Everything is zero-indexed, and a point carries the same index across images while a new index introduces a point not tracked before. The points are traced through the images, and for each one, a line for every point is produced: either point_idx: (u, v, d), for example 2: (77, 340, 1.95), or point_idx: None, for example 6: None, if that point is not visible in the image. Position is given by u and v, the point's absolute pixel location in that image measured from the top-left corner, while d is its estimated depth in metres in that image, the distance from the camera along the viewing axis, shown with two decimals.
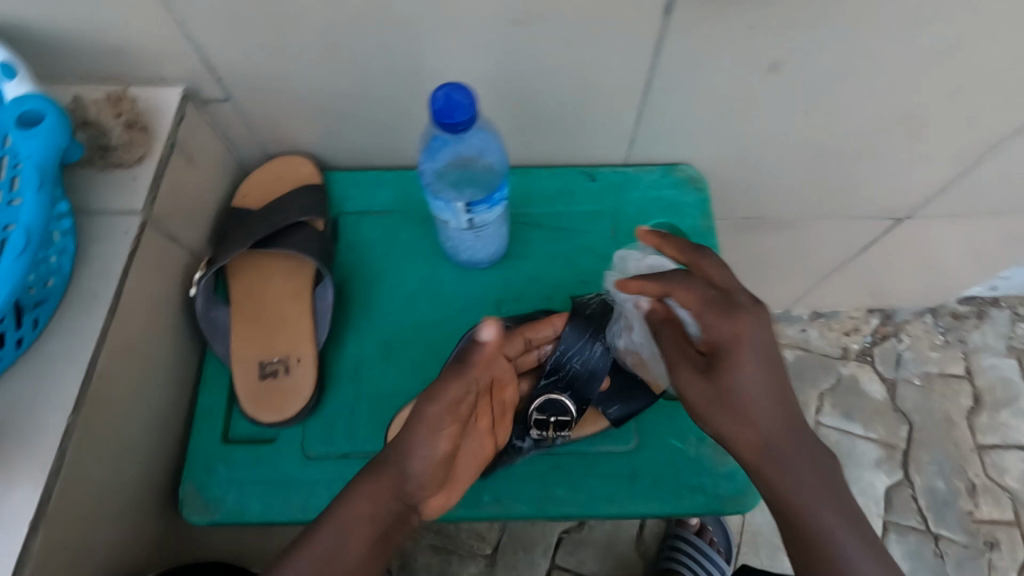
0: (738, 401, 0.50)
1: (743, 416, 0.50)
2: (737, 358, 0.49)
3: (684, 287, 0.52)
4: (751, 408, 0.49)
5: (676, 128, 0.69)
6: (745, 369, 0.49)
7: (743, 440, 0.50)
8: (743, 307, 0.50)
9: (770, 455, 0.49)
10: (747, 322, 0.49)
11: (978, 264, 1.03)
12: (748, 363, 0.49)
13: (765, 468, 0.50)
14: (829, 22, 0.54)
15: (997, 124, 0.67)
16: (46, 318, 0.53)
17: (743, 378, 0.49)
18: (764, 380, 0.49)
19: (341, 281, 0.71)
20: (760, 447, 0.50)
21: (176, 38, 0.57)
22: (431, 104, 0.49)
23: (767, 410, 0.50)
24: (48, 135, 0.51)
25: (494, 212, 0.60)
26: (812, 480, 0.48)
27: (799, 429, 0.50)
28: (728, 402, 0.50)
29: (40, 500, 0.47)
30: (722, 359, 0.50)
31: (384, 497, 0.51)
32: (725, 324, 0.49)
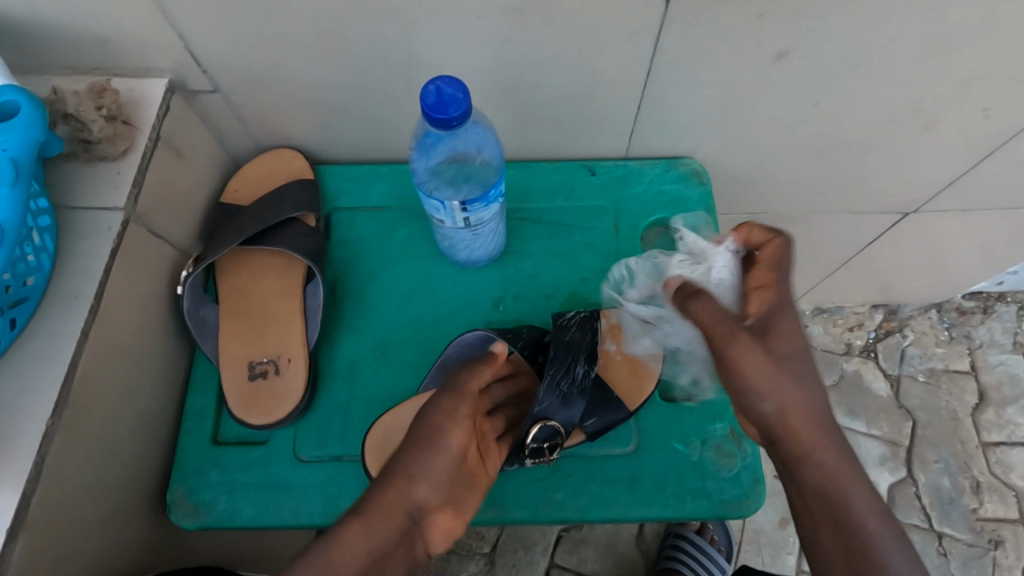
0: (794, 363, 0.50)
1: (793, 385, 0.49)
2: (790, 322, 0.51)
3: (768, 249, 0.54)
4: (798, 376, 0.49)
5: (680, 120, 0.67)
6: (794, 334, 0.51)
7: (792, 405, 0.49)
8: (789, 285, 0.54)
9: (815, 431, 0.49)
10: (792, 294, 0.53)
11: (987, 259, 1.01)
12: (795, 325, 0.51)
13: (809, 442, 0.49)
14: (840, 8, 0.52)
15: (1013, 116, 0.65)
16: (25, 318, 0.51)
17: (791, 341, 0.50)
18: (806, 348, 0.51)
19: (334, 278, 0.69)
20: (804, 416, 0.49)
21: (160, 27, 0.55)
22: (422, 98, 0.47)
23: (808, 380, 0.50)
24: (25, 130, 0.49)
25: (490, 210, 0.57)
26: (836, 454, 0.49)
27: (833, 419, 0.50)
28: (784, 363, 0.49)
29: (17, 509, 0.45)
30: (780, 323, 0.51)
31: (393, 506, 0.48)
32: (783, 290, 0.52)
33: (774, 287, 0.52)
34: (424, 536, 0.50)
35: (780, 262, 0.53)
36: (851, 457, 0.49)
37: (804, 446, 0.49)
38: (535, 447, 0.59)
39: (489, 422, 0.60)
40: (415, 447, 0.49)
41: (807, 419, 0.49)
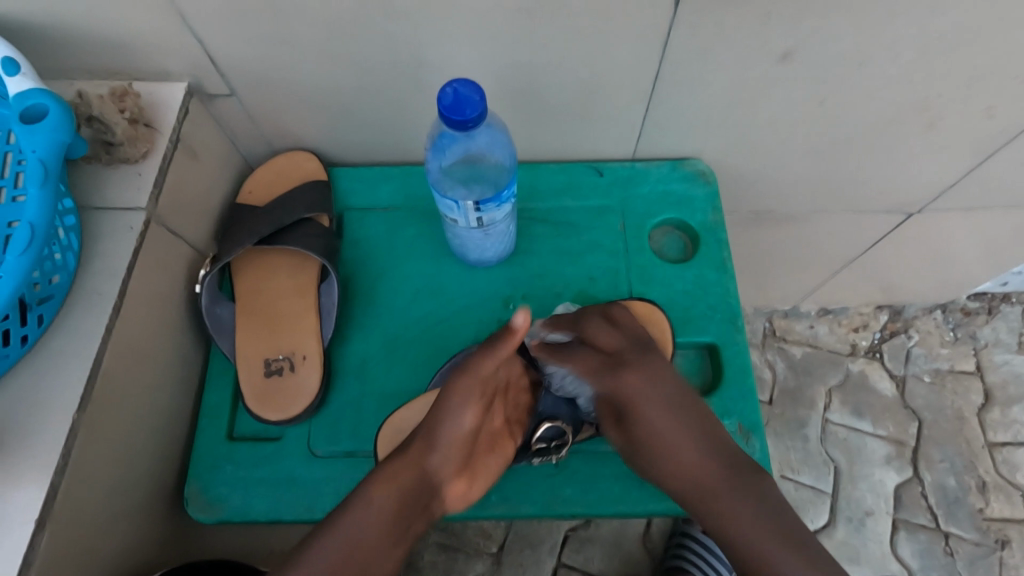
0: (656, 433, 0.56)
1: (669, 456, 0.55)
2: (638, 401, 0.56)
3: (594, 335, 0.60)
4: (671, 445, 0.55)
5: (686, 120, 0.68)
6: (650, 409, 0.56)
7: (682, 467, 0.55)
8: (632, 357, 0.58)
9: (707, 488, 0.53)
10: (635, 371, 0.57)
11: (991, 259, 1.01)
12: (649, 401, 0.56)
13: (708, 498, 0.53)
14: (843, 8, 0.53)
15: (1015, 115, 0.66)
16: (51, 315, 0.52)
17: (647, 416, 0.56)
18: (670, 412, 0.56)
19: (347, 277, 0.70)
20: (698, 475, 0.54)
21: (180, 32, 0.57)
22: (440, 99, 0.48)
23: (684, 439, 0.55)
24: (53, 132, 0.50)
25: (502, 210, 0.59)
26: (747, 504, 0.51)
27: (736, 470, 0.53)
28: (652, 438, 0.56)
29: (44, 500, 0.47)
30: (631, 400, 0.57)
31: (406, 476, 0.51)
32: (616, 377, 0.57)
33: (607, 375, 0.58)
34: (440, 500, 0.54)
35: (603, 347, 0.60)
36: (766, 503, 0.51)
37: (710, 504, 0.53)
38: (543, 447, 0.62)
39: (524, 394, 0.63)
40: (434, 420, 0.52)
41: (704, 480, 0.54)
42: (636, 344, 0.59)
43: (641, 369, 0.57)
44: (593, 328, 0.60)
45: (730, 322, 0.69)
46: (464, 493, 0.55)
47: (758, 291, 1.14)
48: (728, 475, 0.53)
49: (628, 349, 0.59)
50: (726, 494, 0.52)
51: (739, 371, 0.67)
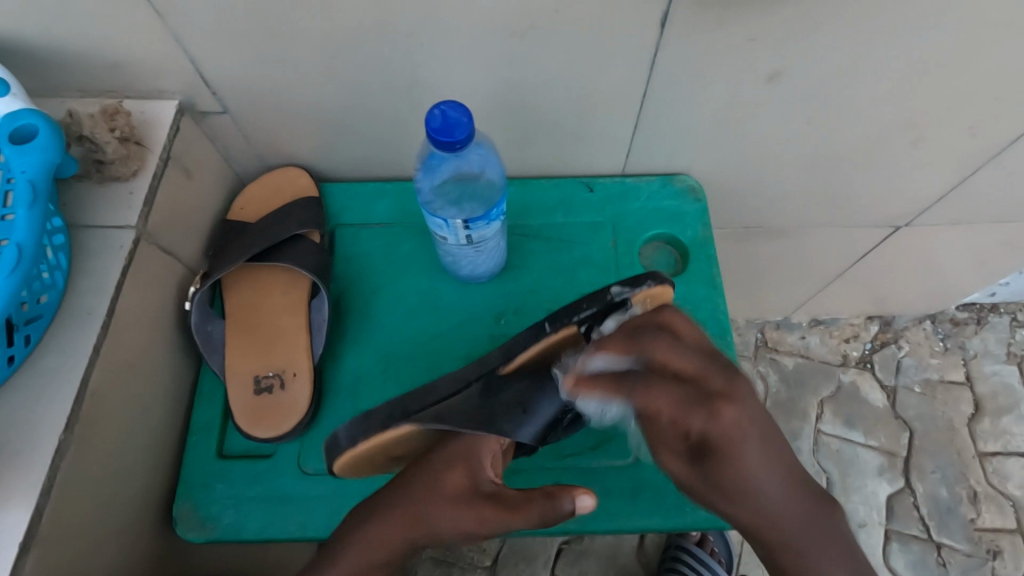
0: (741, 490, 0.47)
1: (754, 503, 0.47)
2: (734, 439, 0.46)
3: (656, 392, 0.48)
4: (762, 488, 0.47)
5: (674, 137, 0.68)
6: (745, 452, 0.47)
7: (756, 520, 0.48)
8: (722, 392, 0.47)
9: (788, 542, 0.47)
10: (729, 405, 0.47)
11: (978, 271, 1.02)
12: (746, 440, 0.47)
13: (790, 553, 0.47)
14: (832, 29, 0.54)
15: (995, 133, 0.67)
16: (38, 334, 0.52)
17: (738, 466, 0.47)
18: (765, 453, 0.47)
19: (338, 293, 0.70)
20: (775, 530, 0.47)
21: (173, 51, 0.57)
22: (427, 121, 0.49)
23: (777, 489, 0.47)
24: (42, 151, 0.50)
25: (491, 228, 0.59)
26: (829, 551, 0.47)
27: (823, 510, 0.48)
28: (731, 495, 0.47)
29: (29, 522, 0.46)
30: (723, 446, 0.47)
31: (392, 540, 0.53)
32: (705, 416, 0.47)
33: (698, 418, 0.47)
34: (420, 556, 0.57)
35: (682, 400, 0.47)
36: (848, 545, 0.48)
37: (790, 553, 0.47)
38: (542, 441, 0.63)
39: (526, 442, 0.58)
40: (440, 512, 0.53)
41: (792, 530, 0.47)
42: (714, 370, 0.48)
43: (744, 410, 0.47)
44: (659, 347, 0.50)
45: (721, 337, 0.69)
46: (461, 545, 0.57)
47: (749, 303, 1.15)
48: (814, 523, 0.48)
49: (707, 375, 0.48)
50: (809, 542, 0.47)
51: None
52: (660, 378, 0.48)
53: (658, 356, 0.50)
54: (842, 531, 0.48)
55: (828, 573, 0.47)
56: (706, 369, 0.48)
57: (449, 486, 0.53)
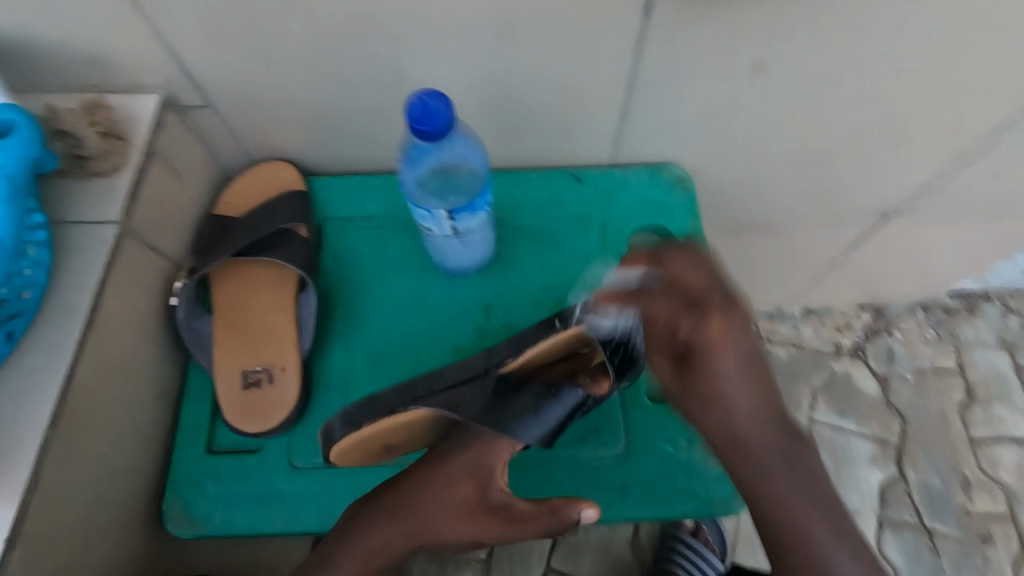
0: (715, 395, 0.52)
1: (726, 407, 0.52)
2: (718, 350, 0.51)
3: (658, 298, 0.52)
4: (731, 398, 0.52)
5: (660, 130, 0.68)
6: (727, 363, 0.51)
7: (727, 420, 0.52)
8: (718, 308, 0.51)
9: (751, 452, 0.52)
10: (721, 319, 0.51)
11: (969, 258, 1.03)
12: (729, 352, 0.51)
13: (755, 460, 0.52)
14: (817, 21, 0.53)
15: (982, 119, 0.67)
16: (20, 331, 0.52)
17: (714, 372, 0.52)
18: (747, 367, 0.52)
19: (326, 288, 0.70)
20: (745, 437, 0.53)
21: (152, 45, 0.56)
22: (408, 112, 0.48)
23: (747, 401, 0.52)
24: (20, 147, 0.50)
25: (477, 219, 0.60)
26: (786, 470, 0.52)
27: (789, 437, 0.53)
28: (705, 395, 0.52)
29: (14, 521, 0.46)
30: (708, 353, 0.51)
31: (398, 542, 0.55)
32: (694, 324, 0.51)
33: (690, 324, 0.51)
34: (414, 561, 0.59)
35: (677, 313, 0.52)
36: (812, 476, 0.53)
37: (751, 463, 0.53)
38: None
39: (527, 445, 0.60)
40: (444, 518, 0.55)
41: (759, 440, 0.52)
42: (717, 288, 0.52)
43: (739, 329, 0.51)
44: (679, 266, 0.53)
45: None
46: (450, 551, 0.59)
47: None
48: (784, 445, 0.53)
49: (709, 288, 0.52)
50: (771, 459, 0.52)
51: None
52: (665, 287, 0.53)
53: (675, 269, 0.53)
54: (805, 456, 0.53)
55: (783, 487, 0.52)
56: (709, 287, 0.52)
57: (458, 496, 0.55)
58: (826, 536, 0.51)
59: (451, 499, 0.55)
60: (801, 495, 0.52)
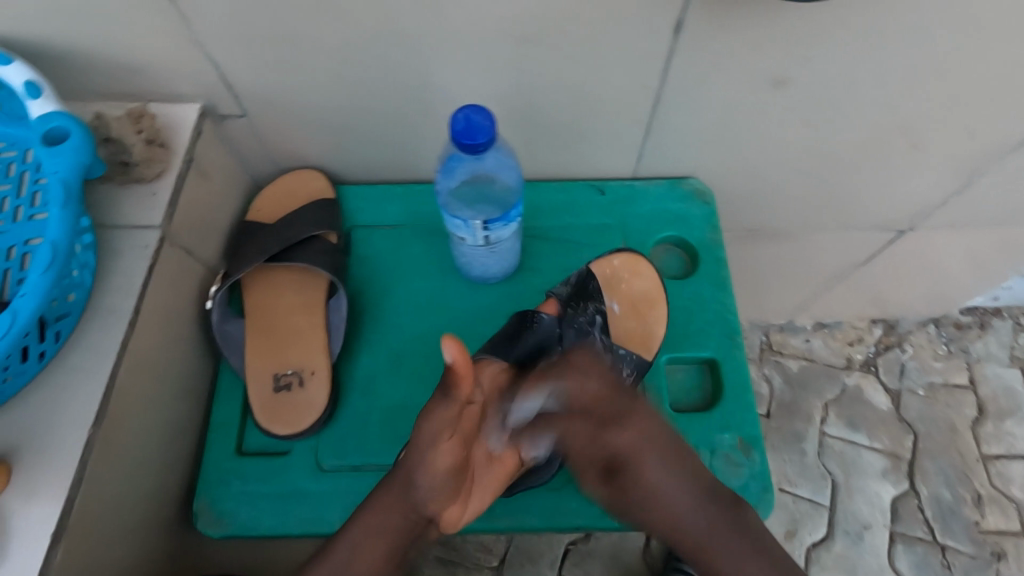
0: (650, 495, 0.56)
1: (665, 504, 0.57)
2: (639, 453, 0.56)
3: (567, 422, 0.55)
4: (664, 492, 0.57)
5: (683, 142, 0.70)
6: (651, 465, 0.56)
7: (677, 525, 0.57)
8: (615, 417, 0.55)
9: (693, 543, 0.58)
10: (631, 426, 0.55)
11: (982, 274, 1.03)
12: (653, 453, 0.56)
13: (699, 549, 0.58)
14: (838, 40, 0.55)
15: (998, 138, 0.68)
16: (68, 331, 0.53)
17: (647, 479, 0.56)
18: (674, 470, 0.57)
19: (353, 293, 0.71)
20: (693, 535, 0.58)
21: (195, 55, 0.58)
22: (451, 125, 0.50)
23: (675, 496, 0.57)
24: (74, 153, 0.52)
25: (509, 229, 0.60)
26: (734, 544, 0.57)
27: (731, 514, 0.58)
28: (635, 512, 0.58)
29: (61, 515, 0.48)
30: (636, 459, 0.56)
31: (392, 505, 0.55)
32: (613, 433, 0.55)
33: (596, 433, 0.55)
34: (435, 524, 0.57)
35: (603, 411, 0.55)
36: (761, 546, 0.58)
37: (697, 544, 0.58)
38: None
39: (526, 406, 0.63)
40: (431, 472, 0.53)
41: (705, 538, 0.57)
42: (620, 394, 0.55)
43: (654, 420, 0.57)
44: (580, 357, 0.56)
45: (729, 338, 0.70)
46: (458, 514, 0.57)
47: (754, 306, 1.16)
48: (716, 523, 0.58)
49: (612, 399, 0.55)
50: (722, 535, 0.57)
51: (737, 386, 0.68)
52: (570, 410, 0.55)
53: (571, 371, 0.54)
54: (743, 519, 0.58)
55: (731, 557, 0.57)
56: (620, 390, 0.56)
57: (425, 438, 0.53)
58: None
59: (423, 442, 0.53)
60: (750, 560, 0.57)
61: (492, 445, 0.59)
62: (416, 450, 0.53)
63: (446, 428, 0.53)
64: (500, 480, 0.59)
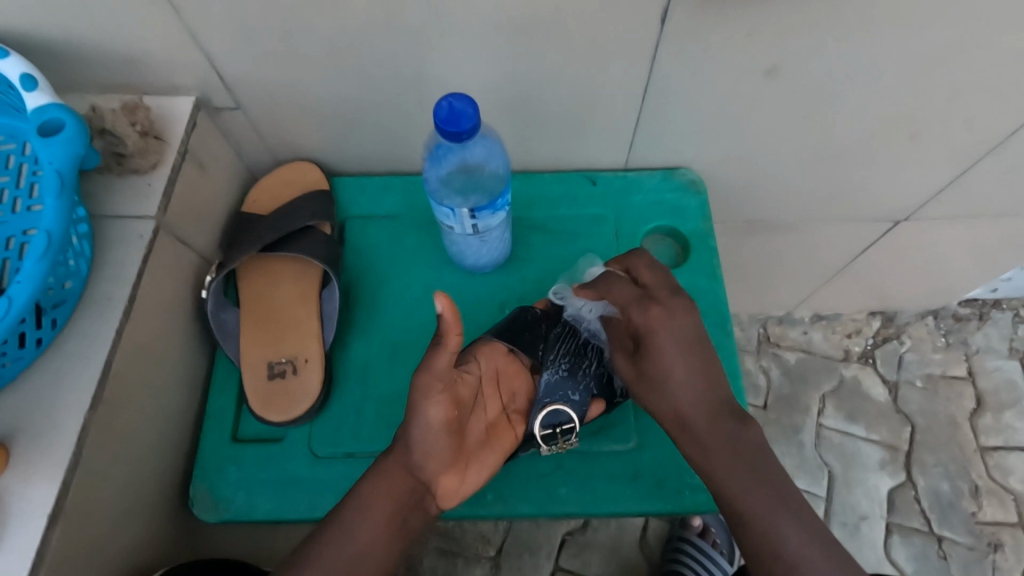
0: (657, 382, 0.58)
1: (666, 389, 0.57)
2: (654, 331, 0.58)
3: (619, 286, 0.61)
4: (674, 382, 0.57)
5: (673, 133, 0.70)
6: (665, 347, 0.57)
7: (673, 404, 0.57)
8: (661, 295, 0.59)
9: (694, 430, 0.56)
10: (659, 307, 0.58)
11: (980, 266, 1.03)
12: (668, 337, 0.57)
13: (697, 445, 0.56)
14: (825, 29, 0.56)
15: (989, 128, 0.68)
16: (64, 318, 0.54)
17: (669, 356, 0.57)
18: (692, 363, 0.57)
19: (347, 284, 0.72)
20: (695, 423, 0.56)
21: (189, 47, 0.59)
22: (435, 113, 0.51)
23: (684, 385, 0.57)
24: (68, 144, 0.53)
25: (497, 217, 0.61)
26: (732, 454, 0.54)
27: (733, 428, 0.55)
28: (646, 378, 0.59)
29: (56, 497, 0.49)
30: (650, 339, 0.58)
31: (393, 469, 0.56)
32: (637, 311, 0.59)
33: (634, 308, 0.59)
34: (434, 497, 0.57)
35: (650, 285, 0.60)
36: (772, 480, 0.53)
37: (699, 443, 0.56)
38: (548, 434, 0.62)
39: (517, 390, 0.65)
40: (428, 428, 0.54)
41: (707, 431, 0.56)
42: (665, 285, 0.60)
43: (686, 310, 0.58)
44: (637, 263, 0.62)
45: (721, 328, 0.71)
46: (454, 484, 0.58)
47: (752, 298, 1.16)
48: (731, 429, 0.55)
49: (659, 286, 0.60)
50: (718, 442, 0.55)
51: (727, 374, 0.69)
52: (625, 280, 0.62)
53: (636, 268, 0.63)
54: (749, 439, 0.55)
55: (725, 467, 0.54)
56: (659, 284, 0.60)
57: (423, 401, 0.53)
58: (783, 526, 0.51)
59: (418, 403, 0.53)
60: (738, 476, 0.53)
61: (486, 423, 0.61)
62: (411, 407, 0.54)
63: (438, 380, 0.53)
64: (498, 457, 0.61)
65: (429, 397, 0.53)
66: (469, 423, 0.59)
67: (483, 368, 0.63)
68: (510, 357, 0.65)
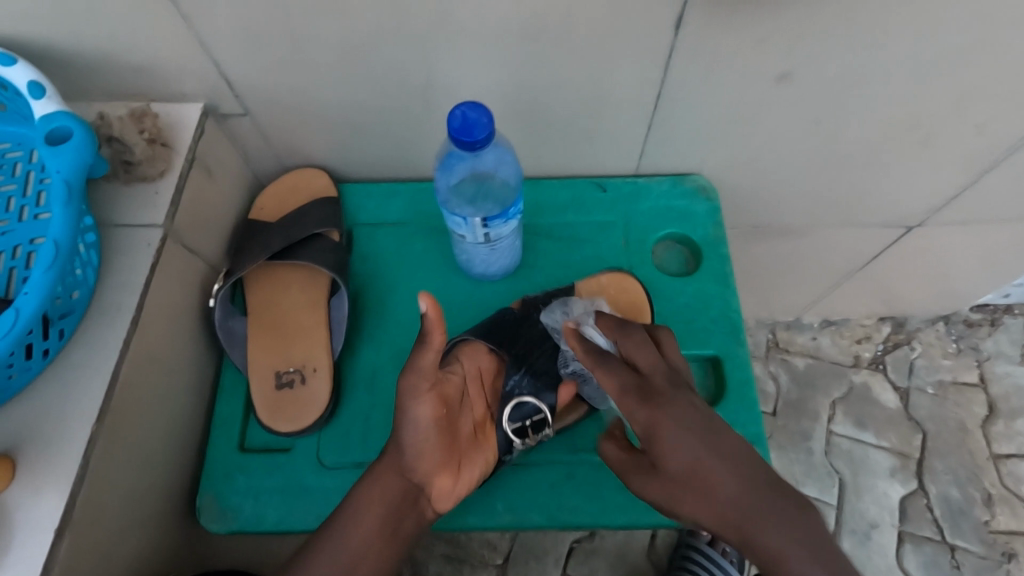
0: (682, 486, 0.48)
1: (695, 496, 0.47)
2: (655, 429, 0.49)
3: (607, 373, 0.52)
4: (708, 485, 0.47)
5: (685, 139, 0.69)
6: (675, 440, 0.48)
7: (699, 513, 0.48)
8: (660, 386, 0.51)
9: (740, 527, 0.46)
10: (662, 400, 0.49)
11: (992, 272, 1.02)
12: (673, 431, 0.48)
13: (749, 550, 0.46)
14: (842, 33, 0.55)
15: (1006, 134, 0.67)
16: (71, 329, 0.54)
17: (678, 459, 0.48)
18: (704, 457, 0.47)
19: (355, 290, 0.72)
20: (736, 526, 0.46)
21: (198, 54, 0.59)
22: (448, 122, 0.50)
23: (719, 483, 0.46)
24: (77, 152, 0.52)
25: (509, 226, 0.60)
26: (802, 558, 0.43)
27: (791, 519, 0.45)
28: (670, 488, 0.49)
29: (64, 510, 0.48)
30: (656, 441, 0.49)
31: (382, 472, 0.56)
32: (638, 409, 0.50)
33: (637, 407, 0.50)
34: (427, 498, 0.58)
35: (637, 370, 0.52)
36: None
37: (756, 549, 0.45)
38: (519, 428, 0.61)
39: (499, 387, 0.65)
40: (418, 430, 0.54)
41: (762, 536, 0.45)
42: (659, 372, 0.51)
43: (690, 400, 0.50)
44: (630, 345, 0.54)
45: (733, 336, 0.70)
46: (448, 486, 0.58)
47: (760, 304, 1.15)
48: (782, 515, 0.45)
49: (653, 375, 0.52)
50: (782, 539, 0.44)
51: (740, 383, 0.68)
52: (619, 366, 0.52)
53: (626, 351, 0.54)
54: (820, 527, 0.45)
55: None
56: (653, 369, 0.52)
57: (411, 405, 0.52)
58: None
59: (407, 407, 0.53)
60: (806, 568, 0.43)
61: (472, 422, 0.62)
62: (400, 410, 0.53)
63: (427, 381, 0.51)
64: (487, 455, 0.61)
65: (418, 401, 0.52)
66: (456, 422, 0.59)
67: (464, 368, 0.63)
68: (491, 354, 0.65)
